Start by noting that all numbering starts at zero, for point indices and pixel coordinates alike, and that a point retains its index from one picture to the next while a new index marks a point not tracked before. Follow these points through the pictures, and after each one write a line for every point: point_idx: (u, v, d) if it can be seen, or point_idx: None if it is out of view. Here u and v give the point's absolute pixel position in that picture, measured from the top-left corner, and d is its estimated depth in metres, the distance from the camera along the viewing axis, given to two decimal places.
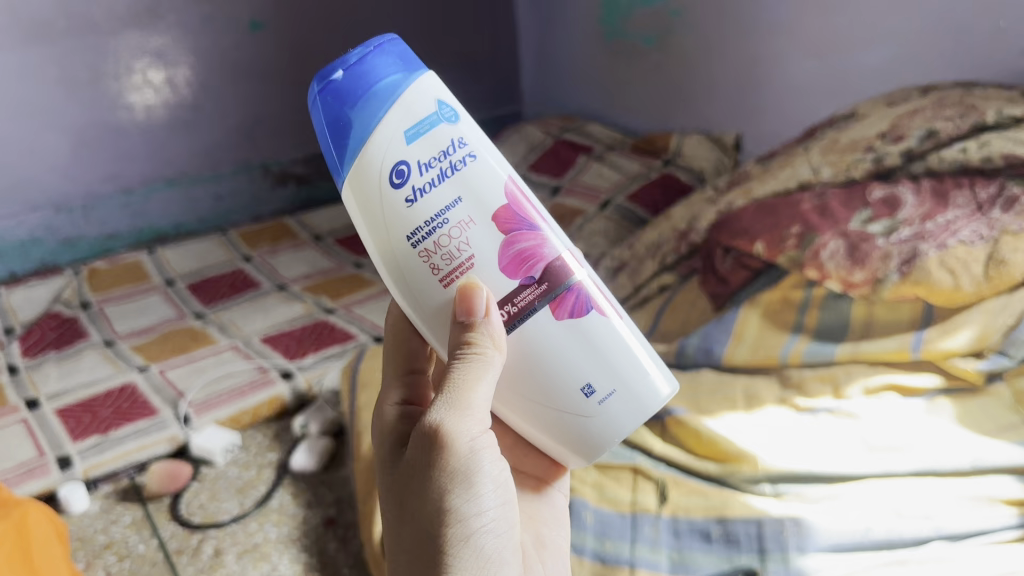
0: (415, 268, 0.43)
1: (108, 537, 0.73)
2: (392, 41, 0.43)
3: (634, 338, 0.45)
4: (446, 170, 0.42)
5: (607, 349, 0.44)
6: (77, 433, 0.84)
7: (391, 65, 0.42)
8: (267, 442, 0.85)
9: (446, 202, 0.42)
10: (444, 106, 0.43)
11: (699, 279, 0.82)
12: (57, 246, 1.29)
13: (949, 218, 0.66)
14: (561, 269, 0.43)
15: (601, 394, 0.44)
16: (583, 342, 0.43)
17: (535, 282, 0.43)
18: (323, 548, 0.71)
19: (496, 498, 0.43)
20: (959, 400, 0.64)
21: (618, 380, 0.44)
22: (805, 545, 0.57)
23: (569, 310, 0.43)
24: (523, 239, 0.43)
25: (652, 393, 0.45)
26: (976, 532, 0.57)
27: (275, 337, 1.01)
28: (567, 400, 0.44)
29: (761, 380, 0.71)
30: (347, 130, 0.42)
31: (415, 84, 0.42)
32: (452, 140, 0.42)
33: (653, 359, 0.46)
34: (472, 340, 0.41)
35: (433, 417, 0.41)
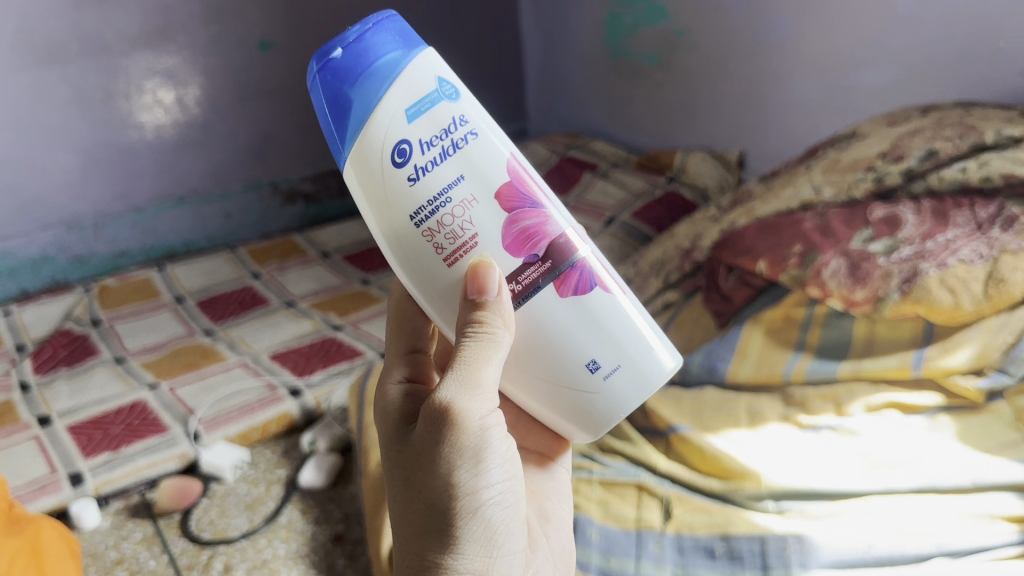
0: (419, 247, 0.44)
1: (119, 553, 0.74)
2: (388, 16, 0.43)
3: (636, 313, 0.46)
4: (448, 149, 0.43)
5: (612, 325, 0.45)
6: (89, 450, 0.85)
7: (389, 43, 0.42)
8: (276, 459, 0.86)
9: (448, 180, 0.43)
10: (444, 83, 0.43)
11: (702, 297, 0.83)
12: (68, 263, 1.30)
13: (949, 237, 0.67)
14: (565, 246, 0.44)
15: (606, 369, 0.45)
16: (588, 318, 0.44)
17: (541, 259, 0.44)
18: (332, 564, 0.72)
19: (504, 473, 0.44)
20: (960, 417, 0.65)
21: (622, 355, 0.45)
22: (808, 561, 0.58)
23: (572, 287, 0.44)
24: (527, 216, 0.44)
25: (655, 367, 0.46)
26: (977, 548, 0.57)
27: (283, 354, 1.02)
28: (572, 375, 0.45)
29: (764, 398, 0.72)
30: (348, 108, 0.43)
31: (415, 63, 0.43)
32: (453, 118, 0.43)
33: (655, 333, 0.47)
34: (483, 318, 0.42)
35: (444, 394, 0.42)
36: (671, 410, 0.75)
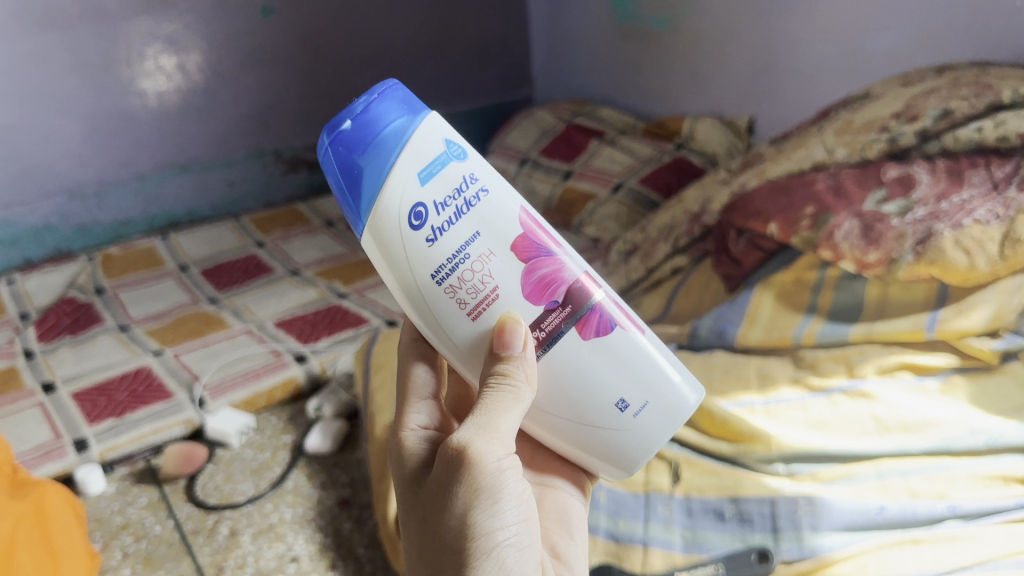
0: (439, 303, 0.43)
1: (124, 518, 0.74)
2: (393, 86, 0.43)
3: (659, 348, 0.45)
4: (462, 207, 0.42)
5: (637, 362, 0.44)
6: (93, 416, 0.84)
7: (396, 110, 0.42)
8: (282, 424, 0.86)
9: (464, 237, 0.42)
10: (453, 144, 0.42)
11: (712, 261, 0.82)
12: (71, 232, 1.30)
13: (964, 197, 0.66)
14: (582, 291, 0.43)
15: (635, 406, 0.44)
16: (613, 358, 0.44)
17: (562, 306, 0.43)
18: (338, 528, 0.72)
19: (519, 514, 0.42)
20: (973, 379, 0.64)
21: (649, 391, 0.44)
22: (819, 524, 0.57)
23: (594, 329, 0.43)
24: (543, 264, 0.43)
25: (682, 401, 0.45)
26: (990, 510, 0.57)
27: (288, 321, 1.01)
28: (599, 415, 0.44)
29: (775, 360, 0.71)
30: (361, 178, 0.42)
31: (423, 127, 0.42)
32: (463, 177, 0.42)
33: (678, 366, 0.46)
34: (506, 371, 0.42)
35: (459, 436, 0.41)
36: None
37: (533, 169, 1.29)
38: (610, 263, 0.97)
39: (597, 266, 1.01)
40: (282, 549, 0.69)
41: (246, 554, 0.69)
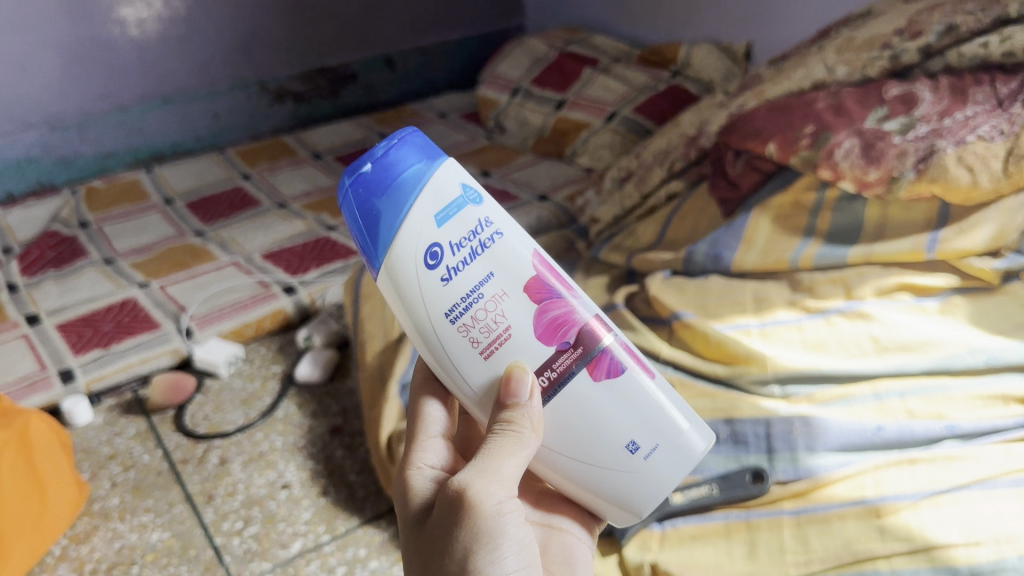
0: (452, 343, 0.41)
1: (113, 448, 0.73)
2: (413, 133, 0.42)
3: (670, 392, 0.43)
4: (477, 248, 0.41)
5: (647, 404, 0.42)
6: (79, 347, 0.83)
7: (415, 156, 0.41)
8: (271, 355, 0.85)
9: (478, 277, 0.41)
10: (469, 188, 0.41)
11: (708, 185, 0.80)
12: (53, 165, 1.27)
13: (968, 114, 0.64)
14: (593, 332, 0.41)
15: (645, 449, 0.42)
16: (624, 399, 0.41)
17: (573, 347, 0.41)
18: (331, 455, 0.72)
19: (519, 561, 0.40)
20: (973, 299, 0.63)
21: (660, 434, 0.42)
22: (815, 444, 0.58)
23: (605, 371, 0.41)
24: (555, 306, 0.41)
25: (693, 445, 0.42)
26: (988, 430, 0.57)
27: (276, 253, 1.00)
28: (606, 459, 0.42)
29: (772, 284, 0.70)
30: (378, 221, 0.40)
31: (440, 173, 0.41)
32: (480, 220, 0.41)
33: (688, 410, 0.43)
34: (512, 418, 0.40)
35: (461, 478, 0.39)
36: (674, 297, 0.73)
37: (525, 99, 1.29)
38: (604, 191, 0.96)
39: (591, 194, 0.99)
40: (274, 476, 0.69)
41: (237, 482, 0.69)
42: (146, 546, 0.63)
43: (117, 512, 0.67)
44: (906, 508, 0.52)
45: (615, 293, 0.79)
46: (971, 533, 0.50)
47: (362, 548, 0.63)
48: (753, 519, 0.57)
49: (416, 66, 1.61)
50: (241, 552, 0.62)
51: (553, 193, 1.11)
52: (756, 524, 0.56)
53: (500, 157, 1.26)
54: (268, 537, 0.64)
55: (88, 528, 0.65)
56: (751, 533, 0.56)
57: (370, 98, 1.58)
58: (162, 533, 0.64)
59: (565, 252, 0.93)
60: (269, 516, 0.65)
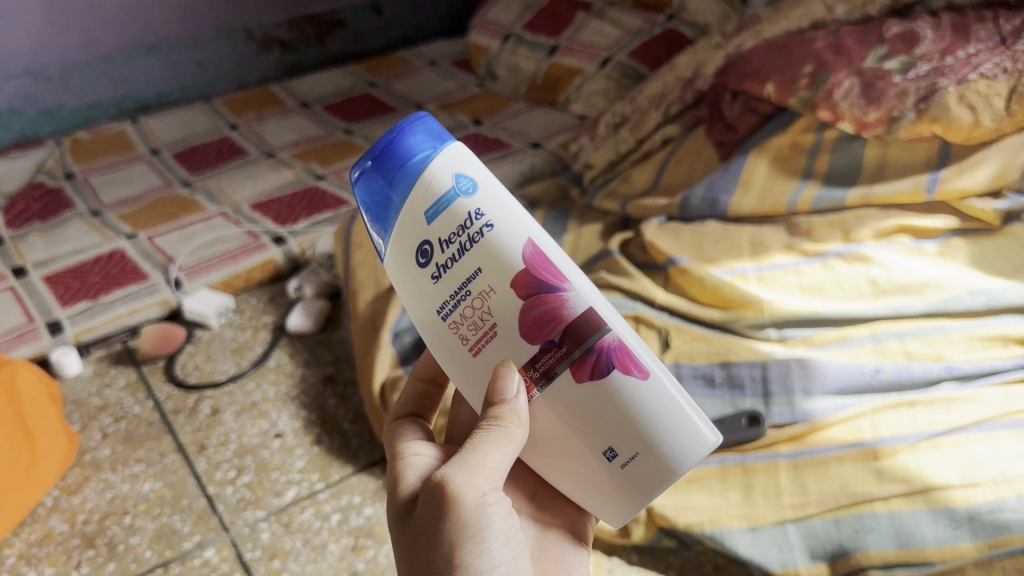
0: (448, 339, 0.40)
1: (103, 400, 0.72)
2: (424, 121, 0.40)
3: (667, 393, 0.37)
4: (465, 245, 0.38)
5: (631, 409, 0.37)
6: (66, 299, 0.81)
7: (418, 145, 0.39)
8: (262, 305, 0.84)
9: (466, 273, 0.39)
10: (461, 177, 0.39)
11: (705, 129, 0.78)
12: (37, 117, 1.24)
13: (970, 52, 0.62)
14: (584, 329, 0.37)
15: (623, 457, 0.38)
16: (605, 405, 0.37)
17: (558, 346, 0.37)
18: (324, 404, 0.71)
19: (505, 553, 0.38)
20: (973, 241, 0.63)
21: (641, 443, 0.37)
22: (811, 388, 0.57)
23: (589, 372, 0.37)
24: (542, 302, 0.37)
25: (681, 455, 0.37)
26: (987, 371, 0.56)
27: (264, 204, 0.98)
28: (584, 461, 0.38)
29: (768, 228, 0.69)
30: (382, 217, 0.41)
31: (434, 164, 0.39)
32: (469, 214, 0.38)
33: (690, 410, 0.38)
34: (497, 414, 0.37)
35: (443, 472, 0.37)
36: (669, 242, 0.72)
37: (516, 45, 1.26)
38: (598, 136, 0.94)
39: (585, 140, 0.97)
40: (267, 425, 0.69)
41: (229, 432, 0.68)
42: (138, 496, 0.63)
43: (108, 463, 0.66)
44: (904, 451, 0.52)
45: (609, 240, 0.78)
46: (969, 474, 0.50)
47: (356, 496, 0.62)
48: (749, 462, 0.56)
49: (404, 12, 1.58)
50: (234, 500, 0.62)
51: (546, 141, 1.10)
52: (752, 467, 0.56)
53: (492, 105, 1.24)
54: (262, 485, 0.63)
55: (79, 479, 0.65)
56: (747, 477, 0.56)
57: (357, 45, 1.55)
58: (154, 483, 0.64)
59: (560, 200, 0.91)
60: (262, 465, 0.65)
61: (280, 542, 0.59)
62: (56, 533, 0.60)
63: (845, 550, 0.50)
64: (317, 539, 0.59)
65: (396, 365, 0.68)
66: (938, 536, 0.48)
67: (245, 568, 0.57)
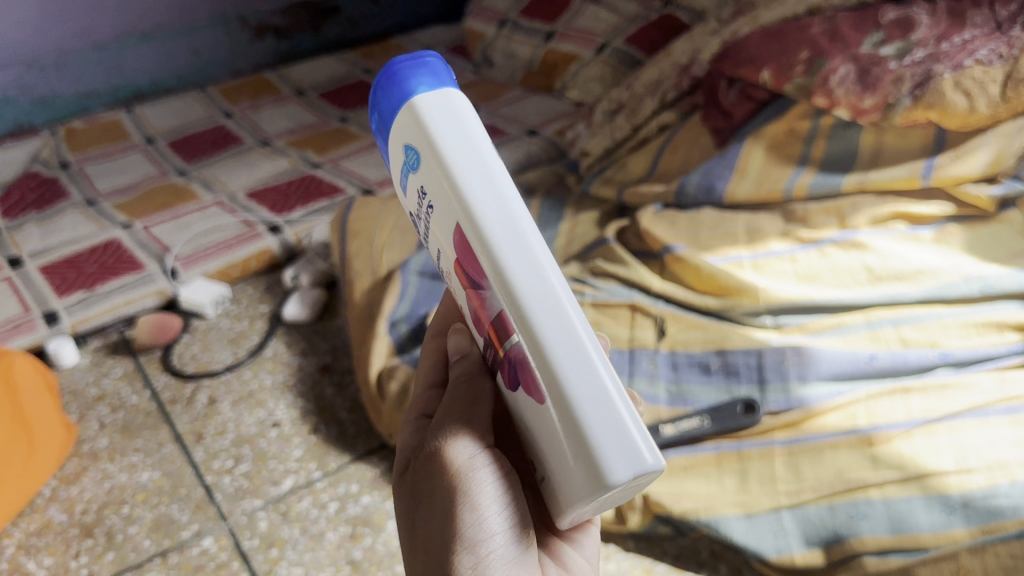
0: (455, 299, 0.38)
1: (100, 390, 0.72)
2: (401, 68, 0.32)
3: (561, 414, 0.27)
4: (427, 223, 0.34)
5: (539, 424, 0.29)
6: (63, 289, 0.81)
7: (387, 101, 0.33)
8: (258, 295, 0.84)
9: (436, 250, 0.35)
10: (409, 150, 0.32)
11: (701, 116, 0.78)
12: (31, 106, 1.23)
13: (965, 38, 0.62)
14: (502, 328, 0.30)
15: (542, 475, 0.31)
16: (527, 414, 0.30)
17: (496, 342, 0.31)
18: (321, 393, 0.71)
19: (509, 518, 0.35)
20: (969, 227, 0.62)
21: (549, 468, 0.29)
22: (806, 375, 0.57)
23: (513, 377, 0.31)
24: (475, 294, 0.31)
25: (579, 489, 0.27)
26: (981, 357, 0.56)
27: (260, 192, 0.98)
28: (533, 467, 0.32)
29: (764, 216, 0.69)
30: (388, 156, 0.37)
31: (393, 127, 0.33)
32: (421, 192, 0.33)
33: (594, 432, 0.26)
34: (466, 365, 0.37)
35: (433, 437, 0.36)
36: (665, 230, 0.72)
37: (513, 31, 1.26)
38: (594, 123, 0.93)
39: (581, 128, 0.96)
40: (264, 415, 0.69)
41: (226, 422, 0.68)
42: (136, 486, 0.63)
43: (106, 453, 0.66)
44: (899, 437, 0.52)
45: (605, 228, 0.78)
46: (963, 461, 0.50)
47: (353, 484, 0.63)
48: (745, 449, 0.56)
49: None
50: (232, 490, 0.62)
51: (542, 128, 1.10)
52: (748, 454, 0.56)
53: (488, 92, 1.24)
54: (259, 475, 0.63)
55: (77, 470, 0.65)
56: (742, 464, 0.56)
57: (353, 32, 1.54)
58: (152, 472, 0.64)
59: (556, 187, 0.91)
60: (259, 455, 0.65)
61: (279, 531, 0.59)
62: (55, 523, 0.60)
63: (839, 537, 0.50)
64: (314, 528, 0.59)
65: (392, 354, 0.68)
66: (931, 522, 0.48)
67: (244, 557, 0.57)
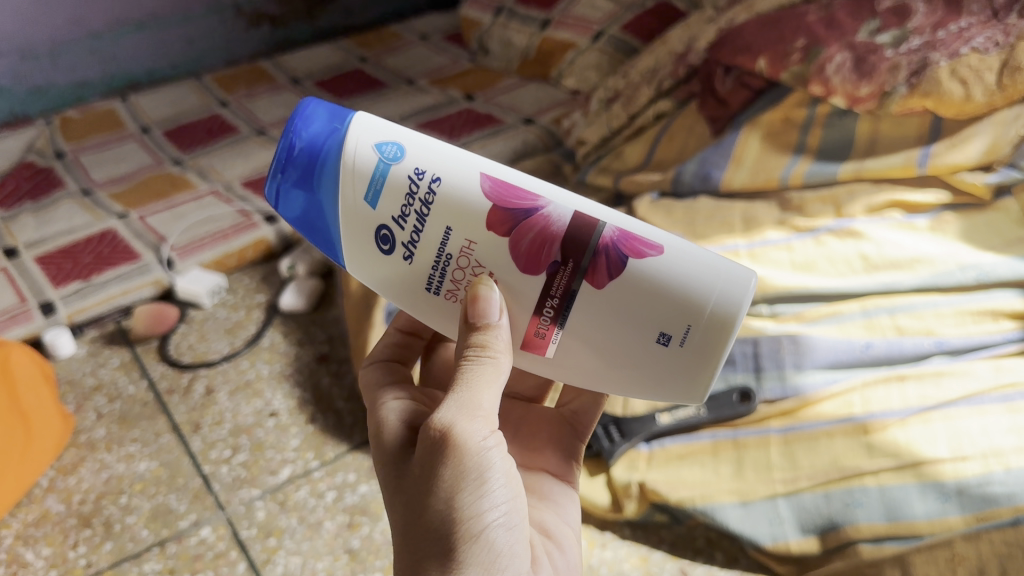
0: (447, 307, 0.42)
1: (97, 379, 0.72)
2: (314, 108, 0.42)
3: (686, 260, 0.38)
4: (422, 209, 0.40)
5: (658, 291, 0.38)
6: (58, 280, 0.81)
7: (321, 127, 0.41)
8: (254, 284, 0.84)
9: (439, 236, 0.40)
10: (385, 146, 0.40)
11: (697, 104, 0.78)
12: (25, 95, 1.22)
13: (962, 26, 0.61)
14: (577, 236, 0.39)
15: (677, 337, 0.39)
16: (636, 296, 0.38)
17: (576, 259, 0.39)
18: (318, 383, 0.71)
19: (507, 492, 0.38)
20: (965, 215, 0.62)
21: (689, 314, 0.38)
22: (802, 362, 0.58)
23: (605, 274, 0.39)
24: (529, 229, 0.39)
25: (732, 303, 0.38)
26: (977, 345, 0.57)
27: (256, 182, 0.98)
28: (639, 361, 0.40)
29: (761, 204, 0.69)
30: (319, 219, 0.43)
31: (347, 143, 0.41)
32: (410, 176, 0.40)
33: (719, 260, 0.39)
34: (485, 343, 0.39)
35: (442, 417, 0.37)
36: (662, 219, 0.72)
37: (508, 19, 1.25)
38: (590, 111, 0.93)
39: (577, 116, 0.96)
40: (261, 405, 0.69)
41: (223, 411, 0.68)
42: (133, 475, 0.63)
43: (103, 444, 0.66)
44: (894, 425, 0.53)
45: None
46: (958, 448, 0.51)
47: (351, 473, 0.63)
48: (741, 437, 0.56)
49: None
50: (230, 479, 0.62)
51: (538, 116, 1.10)
52: (743, 442, 0.56)
53: (484, 80, 1.24)
54: (257, 464, 0.64)
55: (75, 460, 0.65)
56: (738, 452, 0.56)
57: (348, 19, 1.54)
58: (149, 462, 0.64)
59: (553, 175, 0.91)
60: (257, 444, 0.65)
61: (276, 521, 0.59)
62: (53, 513, 0.60)
63: (835, 524, 0.51)
64: (312, 517, 0.59)
65: None
66: (927, 510, 0.49)
67: (242, 547, 0.58)
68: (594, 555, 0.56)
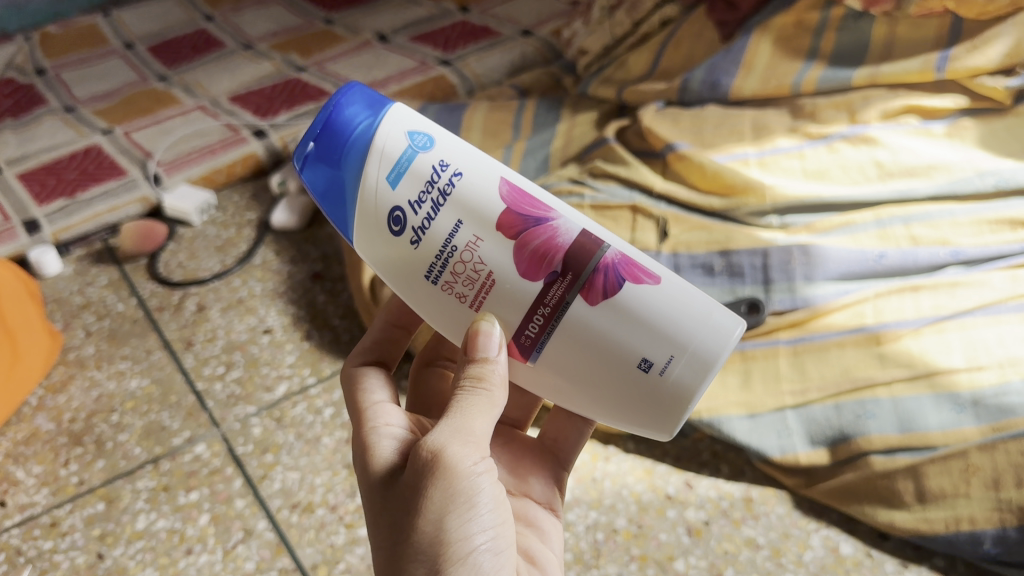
0: (443, 300, 0.39)
1: (85, 298, 0.70)
2: (354, 91, 0.40)
3: (678, 293, 0.37)
4: (439, 198, 0.37)
5: (647, 316, 0.36)
6: (42, 197, 0.78)
7: (360, 110, 0.39)
8: (244, 203, 0.81)
9: (447, 228, 0.37)
10: (416, 136, 0.38)
11: (705, 9, 0.75)
12: (3, 11, 1.18)
13: None
14: (581, 253, 0.37)
15: (658, 365, 0.36)
16: (625, 319, 0.36)
17: (574, 274, 0.36)
18: (313, 300, 0.70)
19: (495, 519, 0.36)
20: (983, 121, 0.60)
21: (674, 343, 0.36)
22: (814, 275, 0.55)
23: (601, 292, 0.36)
24: (535, 236, 0.37)
25: (718, 343, 0.36)
26: (993, 255, 0.55)
27: (244, 97, 0.95)
28: (614, 387, 0.37)
29: (772, 111, 0.66)
30: (336, 198, 0.40)
31: (383, 127, 0.38)
32: (434, 166, 0.38)
33: (709, 306, 0.37)
34: (481, 375, 0.37)
35: (432, 440, 0.35)
36: (669, 129, 0.69)
37: None
38: (592, 20, 0.88)
39: (577, 26, 0.92)
40: (255, 321, 0.67)
41: (216, 328, 0.67)
42: (125, 393, 0.61)
43: (93, 361, 0.64)
44: (908, 335, 0.51)
45: (605, 128, 0.75)
46: (975, 358, 0.49)
47: None
48: (749, 349, 0.55)
49: None
50: (224, 396, 0.61)
51: (537, 29, 1.06)
52: (752, 354, 0.54)
53: None
54: (251, 381, 0.62)
55: (64, 378, 0.63)
56: (746, 363, 0.54)
57: None
58: (141, 380, 0.62)
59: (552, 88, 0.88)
60: (251, 361, 0.64)
61: (273, 437, 0.58)
62: (43, 431, 0.59)
63: (846, 436, 0.50)
64: (309, 433, 0.58)
65: None
66: (942, 421, 0.48)
67: (238, 463, 0.56)
68: (597, 468, 0.55)
